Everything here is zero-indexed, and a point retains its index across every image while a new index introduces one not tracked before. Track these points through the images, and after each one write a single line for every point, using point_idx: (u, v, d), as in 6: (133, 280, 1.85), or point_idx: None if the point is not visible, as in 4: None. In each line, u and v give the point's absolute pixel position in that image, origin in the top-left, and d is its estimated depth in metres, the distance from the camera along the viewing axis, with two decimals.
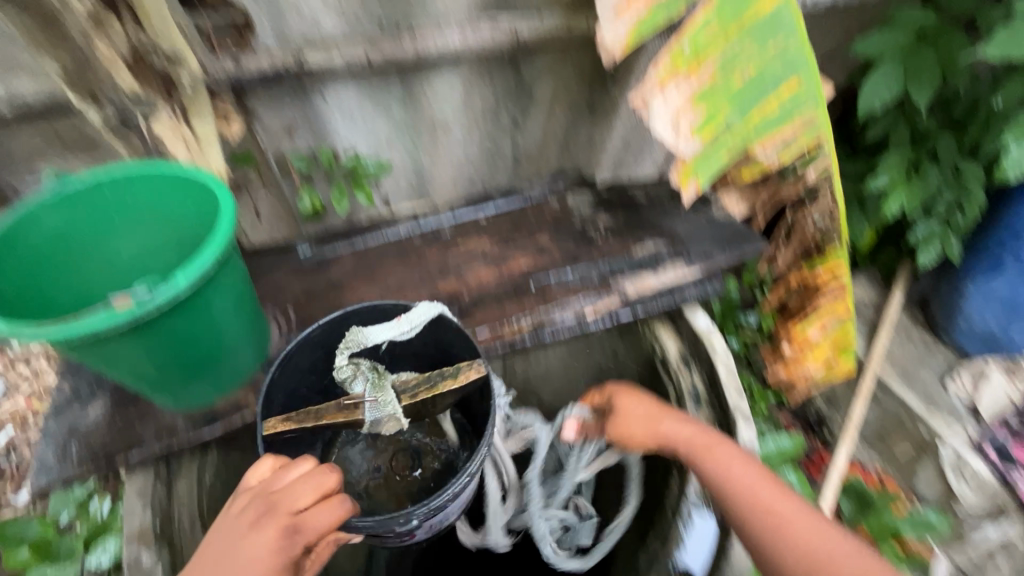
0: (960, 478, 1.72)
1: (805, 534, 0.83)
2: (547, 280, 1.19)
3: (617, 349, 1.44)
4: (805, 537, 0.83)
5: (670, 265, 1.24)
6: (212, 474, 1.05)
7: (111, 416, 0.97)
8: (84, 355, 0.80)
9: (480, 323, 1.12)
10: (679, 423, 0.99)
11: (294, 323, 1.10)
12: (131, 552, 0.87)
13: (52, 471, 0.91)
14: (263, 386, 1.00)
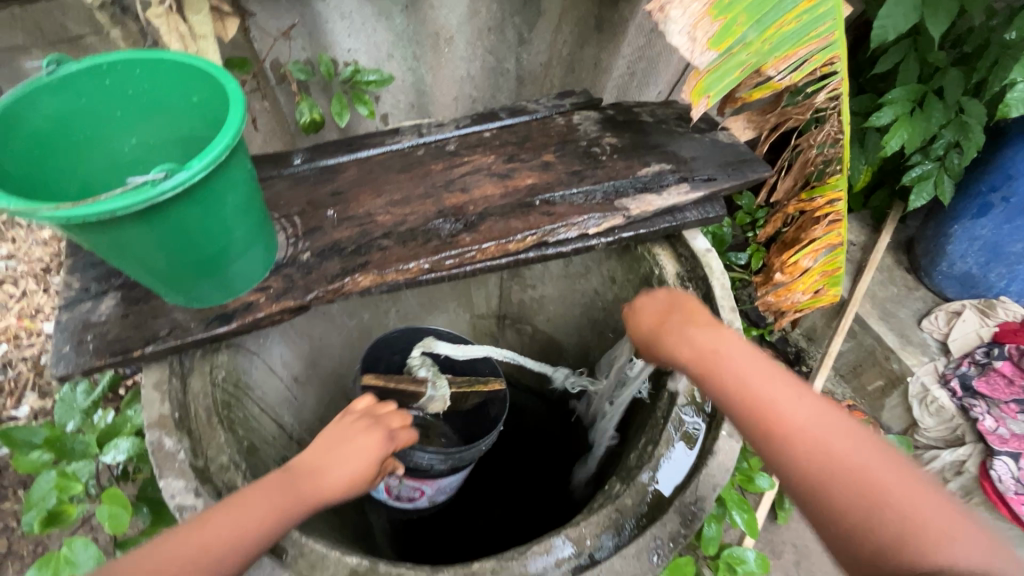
0: (925, 411, 1.83)
1: (819, 436, 0.73)
2: (552, 197, 1.19)
3: (616, 273, 1.47)
4: (817, 438, 0.72)
5: (674, 187, 1.24)
6: (224, 373, 1.09)
7: (123, 312, 0.98)
8: (95, 243, 0.80)
9: (486, 237, 1.12)
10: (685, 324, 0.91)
11: (300, 230, 1.10)
12: (154, 436, 0.92)
13: (71, 361, 0.94)
14: (280, 300, 1.03)
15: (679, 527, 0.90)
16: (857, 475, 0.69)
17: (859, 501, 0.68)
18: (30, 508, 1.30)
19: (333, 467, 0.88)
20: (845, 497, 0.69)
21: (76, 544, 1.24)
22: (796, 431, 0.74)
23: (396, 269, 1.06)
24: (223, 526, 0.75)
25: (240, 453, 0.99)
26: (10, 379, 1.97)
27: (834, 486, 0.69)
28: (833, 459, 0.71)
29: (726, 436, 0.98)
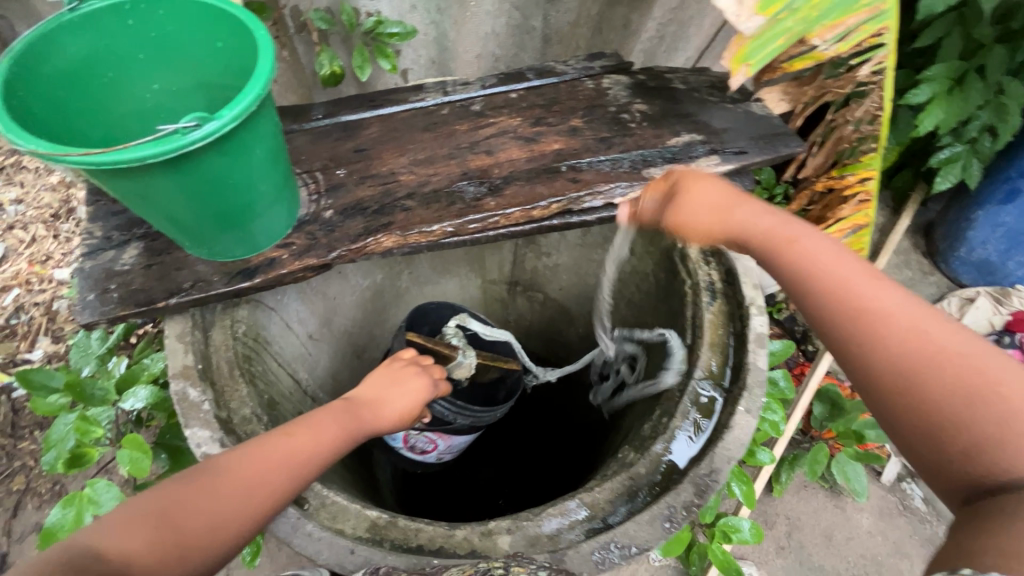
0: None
1: (908, 328, 0.67)
2: (579, 163, 1.16)
3: (634, 245, 1.44)
4: (907, 330, 0.67)
5: (704, 158, 1.21)
6: (245, 327, 1.09)
7: (146, 262, 0.98)
8: (122, 190, 0.79)
9: (511, 202, 1.10)
10: (755, 210, 0.83)
11: (322, 187, 1.08)
12: (178, 386, 0.93)
13: (95, 309, 0.93)
14: (316, 281, 1.07)
15: (693, 496, 0.91)
16: (952, 375, 0.64)
17: (951, 402, 0.64)
18: (50, 448, 1.33)
19: (389, 404, 1.01)
20: (937, 395, 0.64)
21: (98, 487, 1.29)
22: (886, 326, 0.68)
23: (419, 230, 1.04)
24: (313, 437, 0.86)
25: (261, 407, 1.00)
26: (23, 323, 1.98)
27: (920, 383, 0.65)
28: (928, 356, 0.66)
29: (744, 412, 0.99)
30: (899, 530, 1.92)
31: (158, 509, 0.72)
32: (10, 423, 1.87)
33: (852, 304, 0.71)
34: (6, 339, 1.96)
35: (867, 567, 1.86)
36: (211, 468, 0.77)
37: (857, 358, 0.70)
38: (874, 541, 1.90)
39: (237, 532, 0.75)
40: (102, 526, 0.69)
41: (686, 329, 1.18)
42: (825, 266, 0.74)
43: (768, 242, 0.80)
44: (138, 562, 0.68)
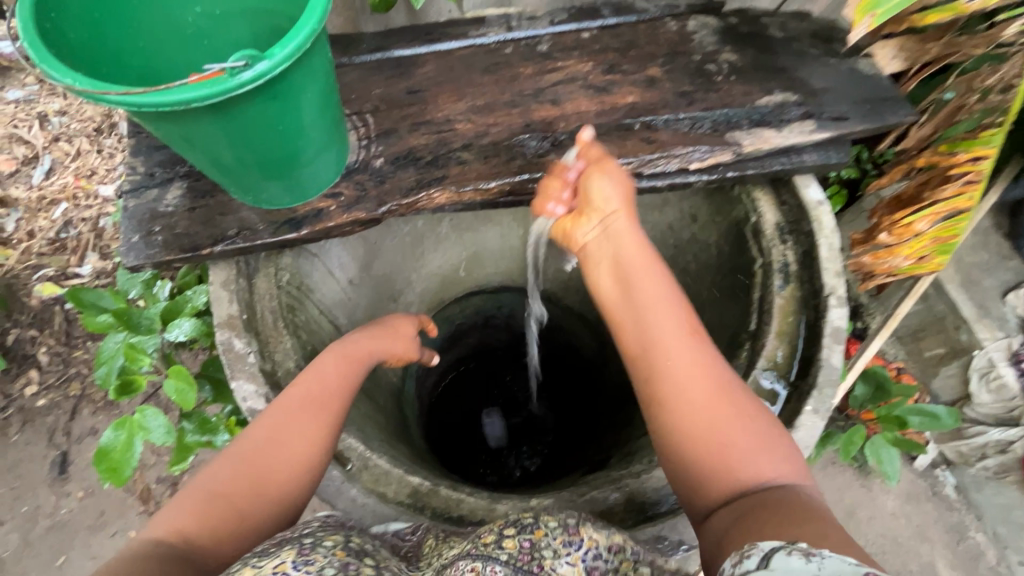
0: (984, 386, 1.75)
1: (700, 367, 0.74)
2: (654, 121, 1.04)
3: (697, 211, 1.30)
4: (699, 369, 0.74)
5: (796, 123, 1.07)
6: (290, 276, 1.06)
7: (190, 205, 0.93)
8: (165, 132, 0.73)
9: (575, 160, 0.99)
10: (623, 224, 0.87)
11: (373, 131, 1.00)
12: (224, 336, 0.92)
13: (140, 252, 0.90)
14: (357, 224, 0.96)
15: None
16: (723, 404, 0.72)
17: (722, 425, 0.71)
18: (103, 364, 1.39)
19: (369, 337, 1.02)
20: (711, 422, 0.71)
21: (147, 412, 1.36)
22: (683, 352, 0.76)
23: (475, 187, 0.96)
24: (319, 378, 0.90)
25: (305, 360, 0.99)
26: (72, 238, 2.01)
27: (703, 407, 0.72)
28: (711, 386, 0.73)
29: (811, 411, 0.93)
30: (926, 515, 1.88)
31: (204, 493, 0.75)
32: (64, 333, 1.94)
33: (668, 333, 0.77)
34: (57, 253, 1.99)
35: (886, 546, 1.83)
36: (243, 445, 0.81)
37: (663, 373, 0.75)
38: (897, 523, 1.86)
39: (286, 490, 0.80)
40: (158, 524, 0.72)
41: (751, 312, 1.09)
42: (662, 296, 0.80)
43: (633, 258, 0.84)
44: (203, 538, 0.72)
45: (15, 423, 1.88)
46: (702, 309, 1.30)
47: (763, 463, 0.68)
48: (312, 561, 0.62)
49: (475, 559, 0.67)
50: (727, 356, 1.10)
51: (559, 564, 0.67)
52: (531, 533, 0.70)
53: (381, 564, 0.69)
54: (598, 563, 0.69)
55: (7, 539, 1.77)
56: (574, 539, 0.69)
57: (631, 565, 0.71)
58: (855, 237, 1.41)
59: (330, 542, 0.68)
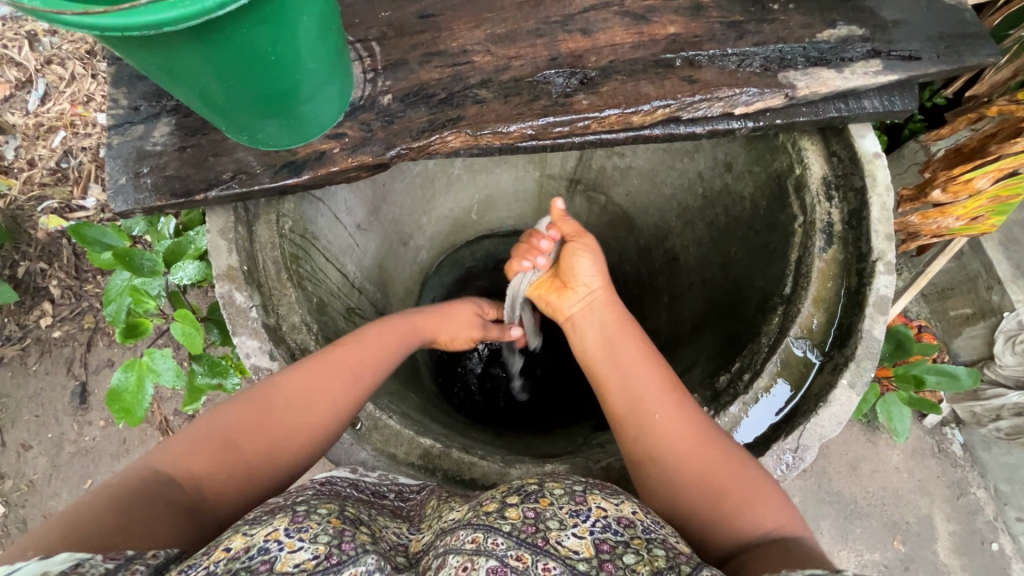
0: (1009, 348, 1.67)
1: (681, 422, 0.75)
2: (698, 56, 0.92)
3: (733, 158, 1.17)
4: (681, 422, 0.75)
5: (860, 62, 0.94)
6: (292, 223, 0.99)
7: (180, 144, 0.85)
8: (141, 61, 0.63)
9: (607, 101, 0.88)
10: (603, 299, 0.96)
11: (378, 62, 0.89)
12: (224, 288, 0.87)
13: (129, 195, 0.83)
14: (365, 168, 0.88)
15: (773, 470, 0.86)
16: (712, 452, 0.72)
17: (717, 469, 0.70)
18: (111, 302, 1.38)
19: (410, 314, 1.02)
20: (703, 470, 0.70)
21: (156, 354, 1.36)
22: (667, 408, 0.76)
23: (493, 131, 0.86)
24: (354, 349, 0.87)
25: (311, 314, 0.95)
26: (73, 169, 1.92)
27: (693, 458, 0.71)
28: (701, 435, 0.73)
29: (846, 386, 0.88)
30: (929, 470, 1.82)
31: (216, 434, 0.73)
32: (74, 267, 1.91)
33: (652, 387, 0.79)
34: (59, 184, 1.91)
35: (885, 499, 1.78)
36: (260, 394, 0.78)
37: (649, 427, 0.75)
38: (899, 477, 1.81)
39: (297, 453, 0.76)
40: (165, 453, 0.70)
41: (787, 276, 1.01)
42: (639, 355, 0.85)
43: (613, 326, 0.91)
44: (209, 485, 0.69)
45: (33, 354, 1.90)
46: (729, 266, 1.21)
47: (763, 513, 0.66)
48: (305, 529, 0.60)
49: (477, 529, 0.59)
50: (756, 321, 1.03)
51: (565, 536, 0.58)
52: (534, 502, 0.63)
53: (379, 534, 0.66)
54: (608, 535, 0.60)
55: (35, 463, 1.83)
56: (581, 509, 0.62)
57: (645, 543, 0.60)
58: (903, 193, 1.29)
59: (325, 510, 0.64)
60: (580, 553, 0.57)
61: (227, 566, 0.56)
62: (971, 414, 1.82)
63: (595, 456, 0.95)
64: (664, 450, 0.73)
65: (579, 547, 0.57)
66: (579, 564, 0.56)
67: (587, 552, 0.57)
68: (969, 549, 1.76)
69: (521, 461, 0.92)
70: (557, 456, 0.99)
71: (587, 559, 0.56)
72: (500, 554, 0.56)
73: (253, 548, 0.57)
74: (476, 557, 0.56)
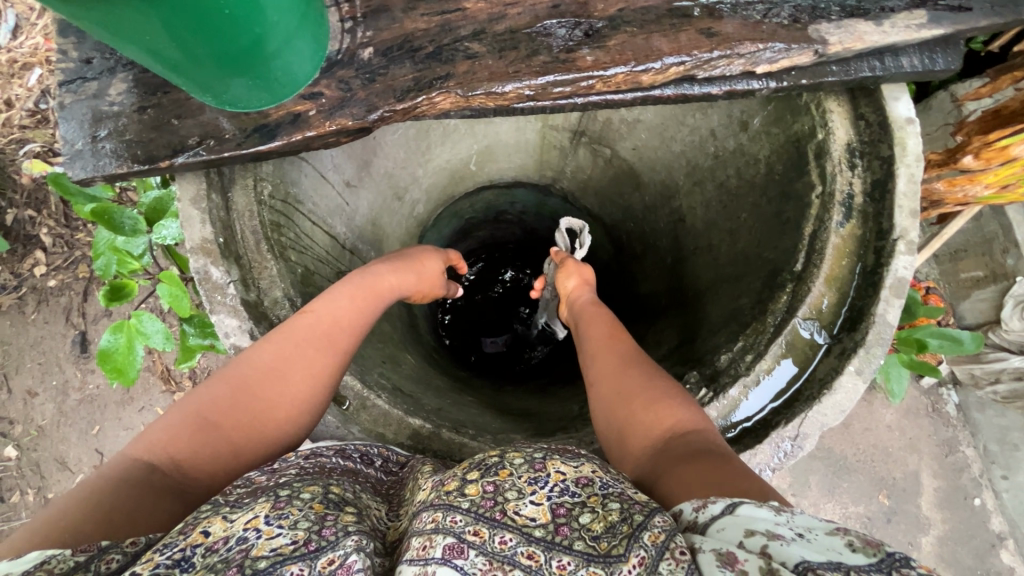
0: (1017, 313, 1.63)
1: (630, 363, 0.81)
2: (719, 6, 0.82)
3: (750, 117, 1.07)
4: (628, 364, 0.81)
5: (902, 13, 0.83)
6: (271, 188, 0.93)
7: (139, 104, 0.77)
8: (79, 19, 0.56)
9: (612, 54, 0.79)
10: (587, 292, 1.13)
11: (358, 9, 0.79)
12: (199, 265, 0.84)
13: (87, 163, 0.76)
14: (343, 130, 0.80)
15: (769, 459, 0.85)
16: (657, 380, 0.76)
17: (660, 396, 0.72)
18: (100, 256, 1.34)
19: (391, 270, 0.99)
20: (646, 389, 0.74)
21: (143, 317, 1.33)
22: (625, 354, 0.84)
23: (486, 91, 0.77)
24: (331, 313, 0.83)
25: (294, 287, 0.90)
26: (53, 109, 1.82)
27: (642, 382, 0.76)
28: (636, 364, 0.81)
29: (853, 372, 0.86)
30: (920, 429, 1.82)
31: (195, 415, 0.69)
32: (63, 214, 1.84)
33: (611, 344, 0.88)
34: (40, 126, 1.80)
35: (875, 456, 1.80)
36: (234, 371, 0.74)
37: (603, 371, 0.82)
38: (890, 435, 1.81)
39: (282, 427, 0.74)
40: (140, 442, 0.66)
41: (799, 251, 0.95)
42: (601, 320, 0.98)
43: (589, 310, 1.05)
44: (195, 466, 0.66)
45: (30, 303, 1.86)
46: (736, 232, 1.12)
47: (691, 417, 0.69)
48: (285, 516, 0.56)
49: (437, 509, 0.55)
50: (762, 298, 0.97)
51: (522, 505, 0.54)
52: (494, 475, 0.57)
53: (363, 512, 0.64)
54: (564, 498, 0.55)
55: (43, 409, 1.85)
56: (540, 476, 0.57)
57: (601, 500, 0.55)
58: (930, 156, 1.23)
59: (308, 494, 0.61)
60: (537, 520, 0.53)
61: (203, 556, 0.52)
62: (969, 377, 1.80)
63: (589, 437, 0.93)
64: (617, 380, 0.78)
65: (536, 514, 0.53)
66: (536, 532, 0.52)
67: (544, 518, 0.53)
68: (951, 503, 1.79)
69: (512, 443, 0.92)
70: (550, 435, 0.98)
71: (543, 525, 0.52)
72: (458, 531, 0.52)
73: (232, 538, 0.53)
74: (434, 536, 0.51)
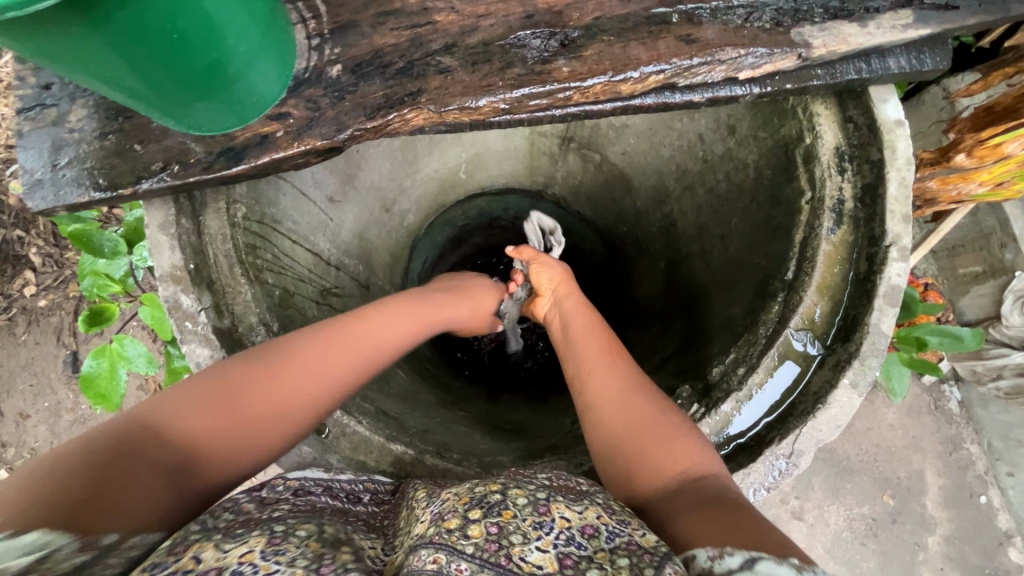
0: (1017, 308, 1.60)
1: (617, 383, 0.78)
2: (699, 11, 0.79)
3: (737, 121, 1.04)
4: (617, 385, 0.78)
5: (888, 13, 0.80)
6: (246, 209, 0.91)
7: (101, 130, 0.75)
8: (29, 55, 0.54)
9: (589, 64, 0.76)
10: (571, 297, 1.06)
11: (326, 27, 0.77)
12: (169, 293, 0.81)
13: (47, 193, 0.74)
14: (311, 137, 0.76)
15: (764, 478, 0.82)
16: (651, 407, 0.74)
17: (657, 429, 0.70)
18: (85, 278, 1.32)
19: (445, 299, 1.01)
20: (640, 418, 0.72)
21: (125, 341, 1.30)
22: (611, 371, 0.81)
23: (460, 106, 0.74)
24: (384, 329, 0.82)
25: (271, 311, 0.88)
26: None
27: (636, 409, 0.74)
28: (625, 385, 0.78)
29: (847, 386, 0.84)
30: (923, 427, 1.79)
31: (230, 390, 0.65)
32: (51, 233, 1.82)
33: (596, 357, 0.85)
34: None
35: (878, 456, 1.77)
36: (280, 356, 0.70)
37: (591, 393, 0.79)
38: (893, 434, 1.78)
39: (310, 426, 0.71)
40: (166, 404, 0.61)
41: (790, 259, 0.92)
42: (588, 330, 0.94)
43: (575, 316, 1.00)
44: (220, 445, 0.62)
45: (20, 323, 1.84)
46: (727, 238, 1.09)
47: (691, 452, 0.67)
48: (282, 551, 0.51)
49: (438, 549, 0.51)
50: (754, 307, 0.95)
51: (528, 551, 0.51)
52: (497, 515, 0.54)
53: (358, 551, 0.58)
54: (571, 549, 0.52)
55: (35, 431, 1.82)
56: (544, 520, 0.54)
57: (608, 555, 0.52)
58: (922, 154, 1.21)
59: (304, 531, 0.56)
60: (543, 569, 0.50)
61: None
62: (971, 373, 1.77)
63: (579, 459, 0.90)
64: (608, 406, 0.76)
65: (543, 562, 0.50)
66: None
67: (551, 567, 0.50)
68: (957, 501, 1.76)
69: (498, 468, 0.89)
70: (539, 456, 0.95)
71: None
72: None
73: (225, 571, 0.49)
74: None
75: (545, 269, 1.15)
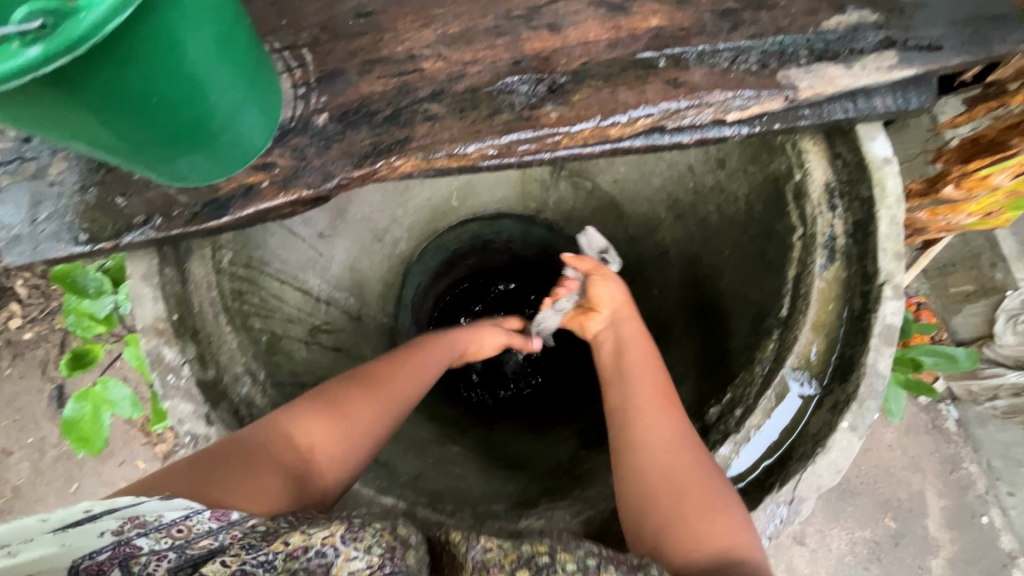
0: (1011, 327, 1.60)
1: (672, 436, 0.77)
2: (685, 54, 0.80)
3: (727, 156, 1.05)
4: (673, 438, 0.77)
5: (872, 55, 0.81)
6: (232, 253, 0.90)
7: (83, 183, 0.74)
8: (11, 116, 0.54)
9: (577, 108, 0.76)
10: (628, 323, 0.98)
11: (312, 75, 0.77)
12: (152, 346, 0.79)
13: (27, 248, 0.72)
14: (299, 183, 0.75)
15: (764, 527, 0.80)
16: (702, 470, 0.73)
17: (706, 497, 0.70)
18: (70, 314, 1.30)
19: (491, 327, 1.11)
20: (691, 481, 0.72)
21: (108, 384, 1.27)
22: (666, 421, 0.80)
23: (448, 152, 0.74)
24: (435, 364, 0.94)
25: (256, 359, 0.87)
26: None
27: (688, 469, 0.73)
28: (681, 441, 0.77)
29: (846, 429, 0.82)
30: (921, 447, 1.78)
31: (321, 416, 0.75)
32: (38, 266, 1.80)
33: (651, 401, 0.83)
34: None
35: (878, 478, 1.75)
36: (353, 392, 0.80)
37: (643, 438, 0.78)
38: (891, 454, 1.77)
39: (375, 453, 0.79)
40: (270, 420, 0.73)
41: (783, 296, 0.92)
42: (645, 366, 0.90)
43: (629, 345, 0.96)
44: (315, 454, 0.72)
45: (5, 357, 1.80)
46: (720, 272, 1.09)
47: (740, 532, 0.67)
48: (361, 538, 0.55)
49: None
50: (750, 344, 0.94)
51: None
52: None
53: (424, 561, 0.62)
54: None
55: (19, 468, 1.76)
56: None
57: None
58: (910, 185, 1.22)
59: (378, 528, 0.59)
60: None
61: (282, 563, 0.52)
62: (967, 393, 1.77)
63: (574, 508, 0.88)
64: (661, 461, 0.75)
65: None
66: None
67: None
68: (959, 522, 1.74)
69: (489, 520, 0.87)
70: (532, 503, 0.92)
71: None
72: None
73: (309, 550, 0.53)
74: None
75: (606, 284, 1.02)
